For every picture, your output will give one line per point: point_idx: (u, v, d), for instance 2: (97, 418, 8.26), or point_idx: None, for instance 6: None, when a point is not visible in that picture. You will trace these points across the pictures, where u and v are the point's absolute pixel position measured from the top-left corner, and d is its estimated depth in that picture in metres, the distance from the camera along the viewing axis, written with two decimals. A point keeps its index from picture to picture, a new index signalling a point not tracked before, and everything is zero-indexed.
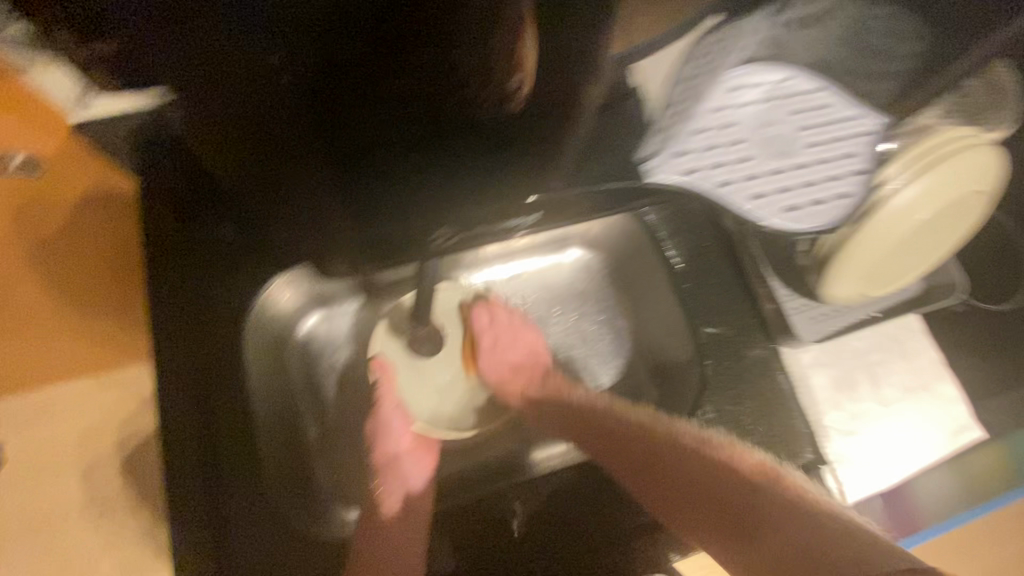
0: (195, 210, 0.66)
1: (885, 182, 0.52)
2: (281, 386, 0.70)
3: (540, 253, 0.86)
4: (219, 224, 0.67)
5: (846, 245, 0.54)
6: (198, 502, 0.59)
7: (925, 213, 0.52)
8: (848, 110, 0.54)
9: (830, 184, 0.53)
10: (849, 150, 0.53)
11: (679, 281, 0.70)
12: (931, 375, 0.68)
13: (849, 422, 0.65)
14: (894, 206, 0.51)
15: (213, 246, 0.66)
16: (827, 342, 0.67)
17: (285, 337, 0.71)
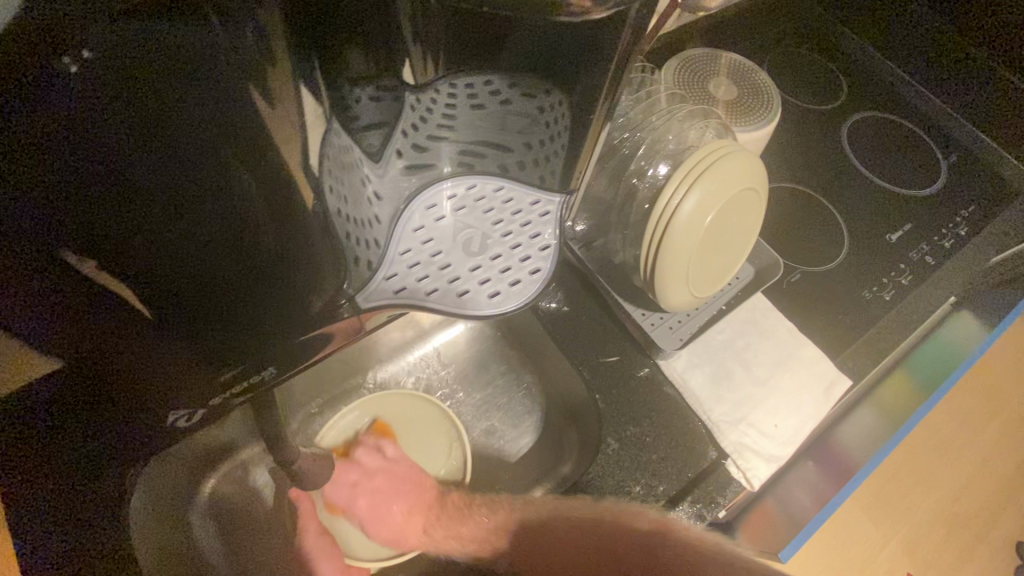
0: None
1: (668, 199, 0.59)
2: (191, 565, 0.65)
3: (432, 339, 0.89)
4: None
5: (660, 259, 0.61)
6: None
7: (709, 216, 0.60)
8: (527, 198, 0.53)
9: (524, 264, 0.52)
10: (537, 235, 0.53)
11: (551, 329, 0.74)
12: (791, 344, 0.74)
13: (735, 410, 0.69)
14: (682, 216, 0.59)
15: None
16: (694, 344, 0.73)
17: (189, 509, 0.69)
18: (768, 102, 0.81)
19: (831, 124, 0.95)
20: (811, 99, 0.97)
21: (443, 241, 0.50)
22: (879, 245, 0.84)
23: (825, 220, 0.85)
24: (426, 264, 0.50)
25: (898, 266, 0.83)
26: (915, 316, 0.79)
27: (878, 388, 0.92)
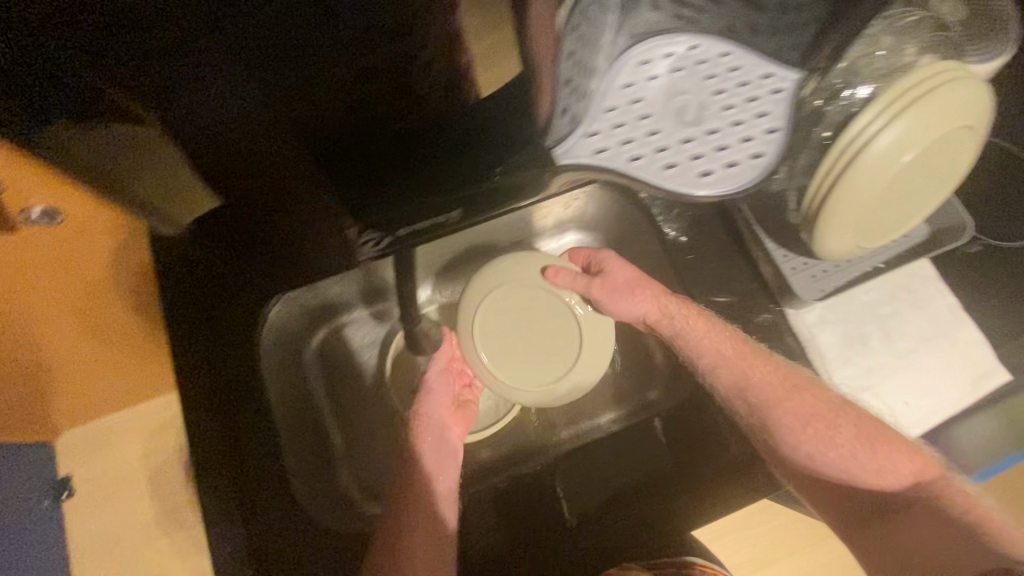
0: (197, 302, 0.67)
1: (861, 128, 0.51)
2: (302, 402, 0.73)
3: (537, 244, 0.86)
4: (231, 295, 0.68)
5: (830, 197, 0.53)
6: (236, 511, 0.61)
7: (906, 156, 0.51)
8: (761, 69, 0.59)
9: (744, 146, 0.57)
10: (767, 111, 0.58)
11: (674, 254, 0.70)
12: (950, 322, 0.65)
13: (862, 378, 0.63)
14: (876, 150, 0.50)
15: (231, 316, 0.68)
16: (832, 300, 0.66)
17: (303, 353, 0.76)
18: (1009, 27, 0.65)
19: None
20: None
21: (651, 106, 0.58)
22: None
23: None
24: (634, 125, 0.58)
25: None
26: None
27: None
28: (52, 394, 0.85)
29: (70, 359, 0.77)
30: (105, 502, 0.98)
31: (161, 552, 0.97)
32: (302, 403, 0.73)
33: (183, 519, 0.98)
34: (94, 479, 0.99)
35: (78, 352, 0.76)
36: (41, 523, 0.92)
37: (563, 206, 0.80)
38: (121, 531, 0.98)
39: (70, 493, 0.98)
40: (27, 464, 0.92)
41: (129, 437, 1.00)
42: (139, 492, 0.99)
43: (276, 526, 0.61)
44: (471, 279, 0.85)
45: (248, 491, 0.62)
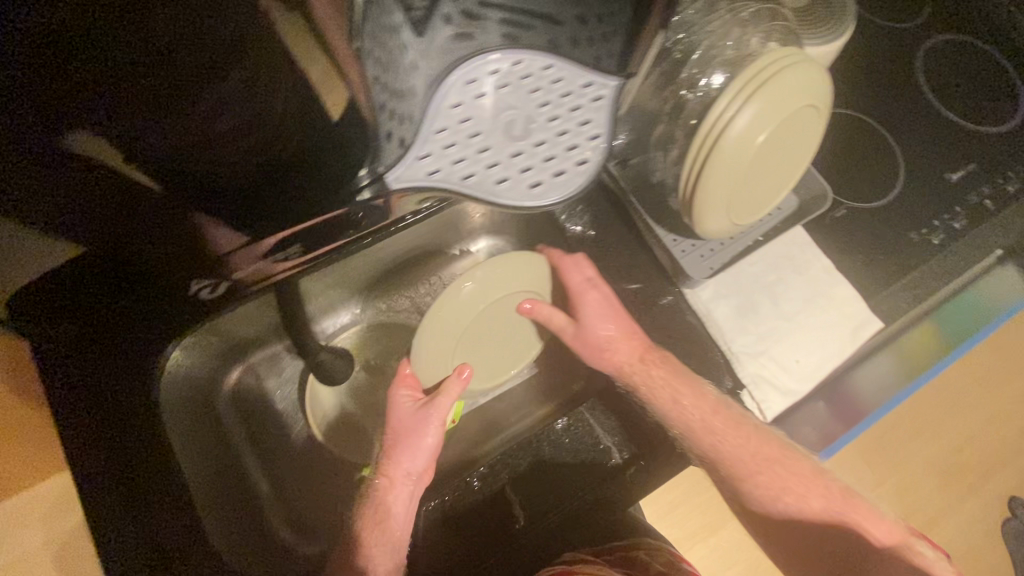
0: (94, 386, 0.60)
1: (719, 112, 0.55)
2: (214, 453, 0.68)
3: (442, 261, 0.86)
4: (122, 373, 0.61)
5: (703, 179, 0.57)
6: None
7: (763, 135, 0.55)
8: (579, 80, 0.54)
9: (570, 154, 0.54)
10: (588, 119, 0.54)
11: (576, 250, 0.72)
12: (828, 282, 0.71)
13: (757, 343, 0.68)
14: (734, 132, 0.54)
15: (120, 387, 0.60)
16: (722, 275, 0.70)
17: (216, 399, 0.73)
18: (841, 13, 0.73)
19: (904, 45, 0.86)
20: (883, 14, 0.87)
21: (477, 122, 0.52)
22: (936, 184, 0.78)
23: (879, 155, 0.79)
24: (471, 143, 0.52)
25: (953, 210, 0.77)
26: (962, 263, 0.75)
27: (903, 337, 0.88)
28: None
29: None
30: None
31: None
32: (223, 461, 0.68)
33: None
34: None
35: None
36: None
37: (467, 218, 0.82)
38: None
39: None
40: None
41: None
42: None
43: None
44: (374, 307, 0.85)
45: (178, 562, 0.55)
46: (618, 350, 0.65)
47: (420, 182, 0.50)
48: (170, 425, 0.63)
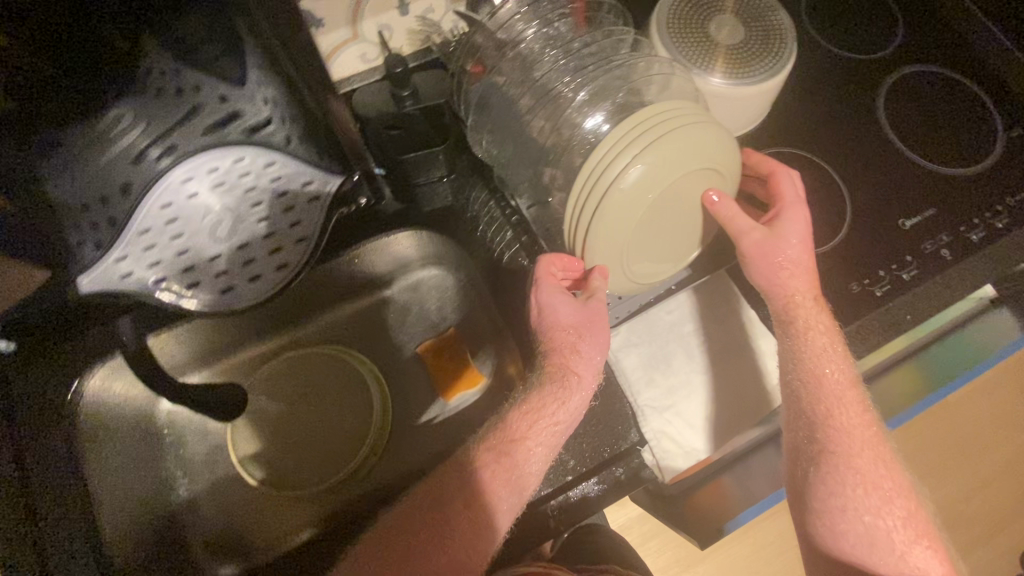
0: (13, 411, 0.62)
1: (607, 156, 0.53)
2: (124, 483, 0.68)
3: (395, 281, 0.83)
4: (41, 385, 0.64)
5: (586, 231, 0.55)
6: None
7: (655, 193, 0.53)
8: (299, 176, 0.59)
9: (272, 258, 0.59)
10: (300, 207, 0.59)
11: None
12: (750, 333, 0.67)
13: (666, 397, 0.65)
14: (621, 186, 0.52)
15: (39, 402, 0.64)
16: (636, 322, 0.68)
17: (129, 429, 0.73)
18: (778, 50, 0.71)
19: (867, 78, 0.81)
20: (845, 44, 0.82)
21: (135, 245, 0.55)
22: (887, 230, 0.73)
23: (822, 199, 0.75)
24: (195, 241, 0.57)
25: (902, 258, 0.72)
26: (907, 317, 0.70)
27: (882, 380, 0.80)
28: None
29: None
30: None
31: None
32: (150, 483, 0.73)
33: None
34: None
35: None
36: None
37: (400, 252, 0.79)
38: None
39: None
40: None
41: None
42: None
43: None
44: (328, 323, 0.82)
45: None
46: (793, 275, 0.60)
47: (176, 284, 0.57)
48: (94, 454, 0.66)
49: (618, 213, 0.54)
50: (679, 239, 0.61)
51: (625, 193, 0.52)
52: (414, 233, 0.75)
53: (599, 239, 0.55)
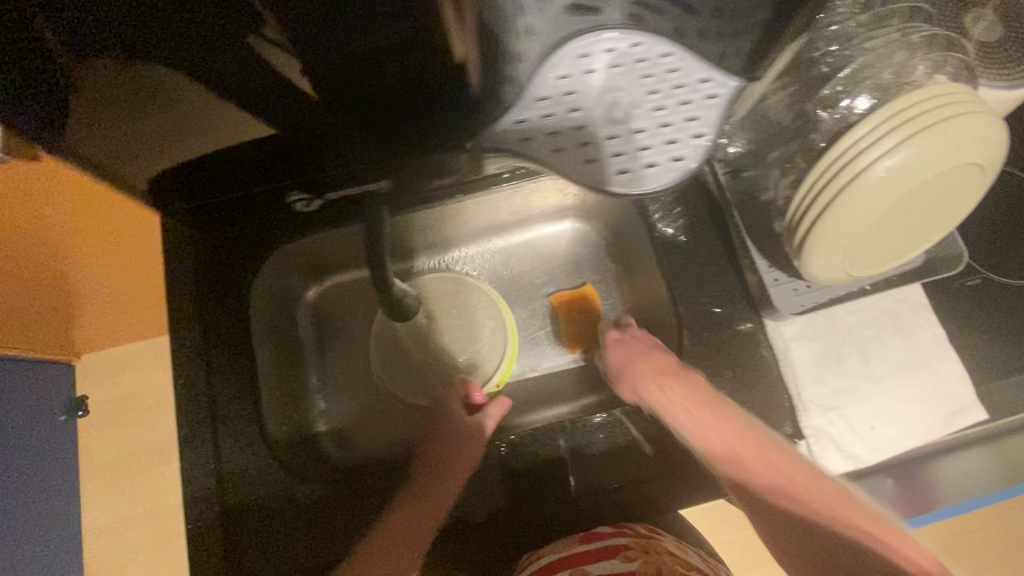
0: (204, 248, 0.70)
1: (856, 143, 0.50)
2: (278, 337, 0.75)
3: (536, 230, 0.89)
4: (225, 228, 0.70)
5: (818, 222, 0.52)
6: (202, 453, 0.64)
7: (913, 181, 0.49)
8: (696, 74, 0.59)
9: (668, 147, 0.58)
10: (699, 129, 0.58)
11: (660, 252, 0.70)
12: (935, 353, 0.64)
13: (832, 397, 0.63)
14: (873, 177, 0.49)
15: (222, 246, 0.70)
16: (815, 316, 0.65)
17: (297, 305, 0.80)
18: None
19: None
20: None
21: (585, 97, 0.59)
22: None
23: None
24: (534, 123, 0.59)
25: None
26: None
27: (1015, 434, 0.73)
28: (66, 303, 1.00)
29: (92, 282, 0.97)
30: (115, 423, 1.20)
31: (163, 475, 1.16)
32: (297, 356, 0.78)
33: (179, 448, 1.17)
34: (115, 397, 1.20)
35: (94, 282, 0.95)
36: (52, 433, 1.14)
37: (562, 196, 0.82)
38: (123, 455, 1.19)
39: (84, 412, 1.19)
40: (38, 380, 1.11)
41: (144, 365, 1.20)
42: (152, 413, 1.19)
43: (248, 466, 0.64)
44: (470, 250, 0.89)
45: (218, 438, 0.65)
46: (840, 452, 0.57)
47: (500, 146, 0.59)
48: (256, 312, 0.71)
49: (870, 198, 0.50)
50: (899, 247, 0.57)
51: (881, 178, 0.49)
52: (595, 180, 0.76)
53: (830, 222, 0.52)
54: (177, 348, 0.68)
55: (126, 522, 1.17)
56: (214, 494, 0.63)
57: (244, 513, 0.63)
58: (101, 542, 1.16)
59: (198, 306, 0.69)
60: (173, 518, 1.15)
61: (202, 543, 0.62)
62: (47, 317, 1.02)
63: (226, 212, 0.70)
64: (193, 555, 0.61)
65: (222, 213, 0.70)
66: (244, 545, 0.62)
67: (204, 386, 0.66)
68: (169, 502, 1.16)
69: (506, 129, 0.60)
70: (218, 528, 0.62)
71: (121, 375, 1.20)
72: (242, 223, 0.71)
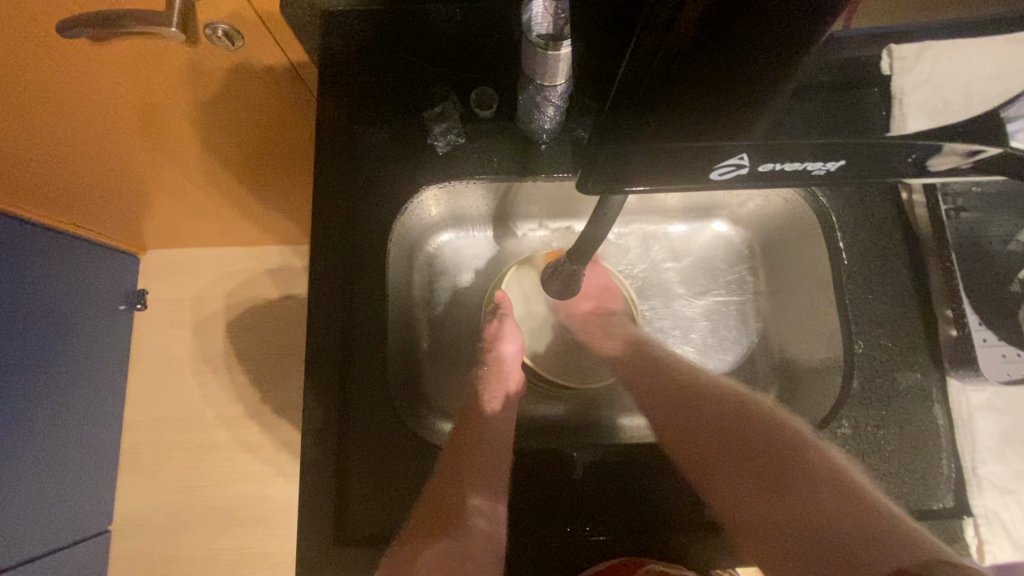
0: (356, 139, 0.67)
1: None
2: (405, 264, 0.72)
3: (677, 220, 0.80)
4: (380, 126, 0.67)
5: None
6: (327, 386, 0.61)
7: None
8: None
9: None
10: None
11: (842, 278, 0.63)
12: None
13: (1011, 480, 0.57)
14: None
15: (372, 146, 0.67)
16: (1008, 388, 0.59)
17: (419, 249, 0.75)
18: None
19: None
20: None
21: None
22: None
23: None
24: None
25: None
26: None
27: None
28: (156, 192, 0.94)
29: (184, 177, 0.89)
30: (169, 323, 1.16)
31: (213, 387, 1.13)
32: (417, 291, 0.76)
33: (235, 365, 1.14)
34: (172, 299, 1.16)
35: (196, 177, 0.89)
36: (113, 321, 1.09)
37: (729, 193, 0.75)
38: (174, 357, 1.14)
39: (142, 305, 1.15)
40: (105, 261, 1.06)
41: (215, 271, 1.17)
42: (211, 322, 1.15)
43: (366, 410, 0.61)
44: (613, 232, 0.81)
45: (343, 375, 0.61)
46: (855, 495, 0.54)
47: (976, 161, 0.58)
48: (396, 231, 0.68)
49: None
50: None
51: None
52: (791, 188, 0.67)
53: None
54: (315, 247, 0.64)
55: (161, 424, 1.12)
56: (327, 434, 0.60)
57: (355, 459, 0.60)
58: (132, 444, 1.11)
59: (337, 205, 0.65)
60: (213, 435, 1.11)
61: (315, 477, 0.59)
62: (131, 202, 0.96)
63: (383, 102, 0.67)
64: (303, 489, 0.59)
65: (382, 108, 0.67)
66: (351, 493, 0.59)
67: (338, 315, 0.62)
68: (211, 417, 1.12)
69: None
70: (330, 470, 0.59)
71: (191, 277, 1.17)
72: (397, 123, 0.67)
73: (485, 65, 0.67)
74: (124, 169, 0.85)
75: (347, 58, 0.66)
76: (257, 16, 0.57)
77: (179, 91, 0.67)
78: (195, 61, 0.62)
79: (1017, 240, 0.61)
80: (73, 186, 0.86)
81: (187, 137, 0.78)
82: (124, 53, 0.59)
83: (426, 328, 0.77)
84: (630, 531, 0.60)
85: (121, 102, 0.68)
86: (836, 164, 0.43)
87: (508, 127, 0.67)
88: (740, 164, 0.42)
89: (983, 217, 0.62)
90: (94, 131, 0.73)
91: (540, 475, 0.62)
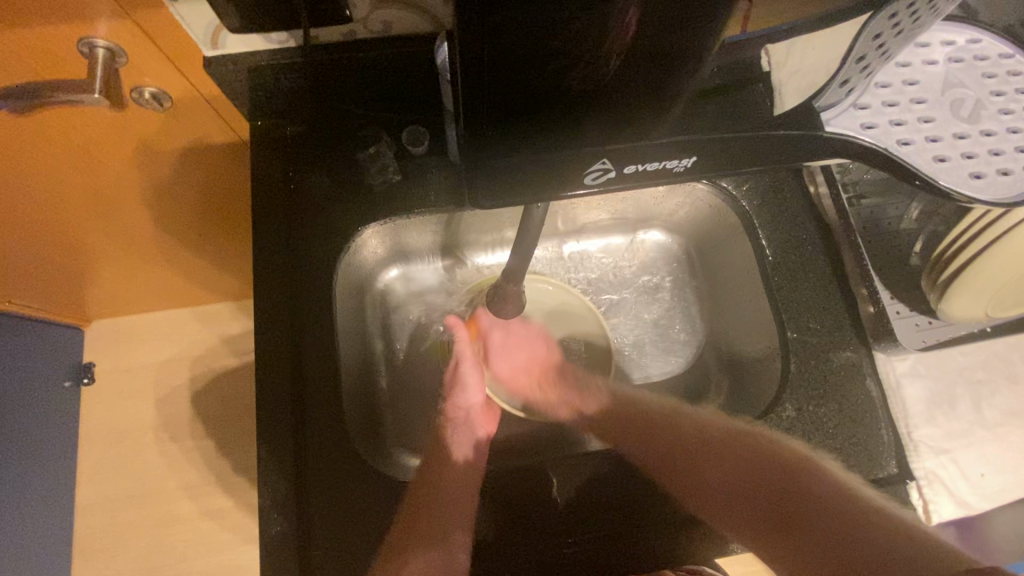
0: (293, 185, 0.68)
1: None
2: (355, 304, 0.73)
3: (615, 233, 0.84)
4: (316, 171, 0.69)
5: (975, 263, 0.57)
6: (279, 436, 0.60)
7: None
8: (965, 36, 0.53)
9: (994, 159, 0.49)
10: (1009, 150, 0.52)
11: (768, 270, 0.67)
12: None
13: (945, 440, 0.61)
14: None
15: (309, 192, 0.68)
16: (927, 354, 0.64)
17: (367, 288, 0.76)
18: None
19: None
20: None
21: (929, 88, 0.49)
22: None
23: None
24: (875, 110, 0.48)
25: None
26: None
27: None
28: (96, 262, 0.92)
29: (123, 242, 0.87)
30: (120, 395, 1.11)
31: (169, 454, 1.08)
32: (370, 329, 0.76)
33: (193, 429, 1.09)
34: (122, 368, 1.12)
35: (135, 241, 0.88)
36: (58, 399, 1.04)
37: (659, 203, 0.79)
38: (126, 428, 1.09)
39: (90, 378, 1.10)
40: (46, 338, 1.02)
41: (167, 334, 1.14)
42: (165, 388, 1.11)
43: (323, 454, 0.60)
44: (556, 251, 0.84)
45: (297, 424, 0.60)
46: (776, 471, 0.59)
47: (846, 133, 0.46)
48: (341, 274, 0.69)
49: None
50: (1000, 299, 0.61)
51: None
52: (710, 190, 0.72)
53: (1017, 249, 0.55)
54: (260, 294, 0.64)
55: (116, 502, 1.06)
56: (286, 483, 0.59)
57: (319, 506, 0.59)
58: (86, 528, 1.04)
59: (276, 250, 0.66)
60: (174, 507, 1.06)
61: (278, 533, 0.57)
62: (68, 274, 0.93)
63: (318, 149, 0.70)
64: (264, 546, 0.57)
65: (318, 153, 0.69)
66: (316, 543, 0.58)
67: (290, 361, 0.62)
68: (170, 487, 1.06)
69: (846, 111, 0.47)
70: (291, 521, 0.58)
71: (139, 343, 1.13)
72: (332, 167, 0.69)
73: (413, 104, 0.70)
74: (60, 240, 0.83)
75: (278, 107, 0.68)
76: (183, 78, 0.58)
77: (110, 161, 0.67)
78: (123, 125, 0.62)
79: (910, 217, 0.67)
80: (5, 263, 0.84)
81: (124, 203, 0.77)
82: (46, 123, 0.59)
83: (382, 366, 0.77)
84: (606, 543, 0.60)
85: (49, 172, 0.67)
86: (692, 161, 0.45)
87: (442, 161, 0.70)
88: (606, 168, 0.44)
89: (881, 201, 0.69)
90: (24, 205, 0.72)
91: (514, 497, 0.61)
